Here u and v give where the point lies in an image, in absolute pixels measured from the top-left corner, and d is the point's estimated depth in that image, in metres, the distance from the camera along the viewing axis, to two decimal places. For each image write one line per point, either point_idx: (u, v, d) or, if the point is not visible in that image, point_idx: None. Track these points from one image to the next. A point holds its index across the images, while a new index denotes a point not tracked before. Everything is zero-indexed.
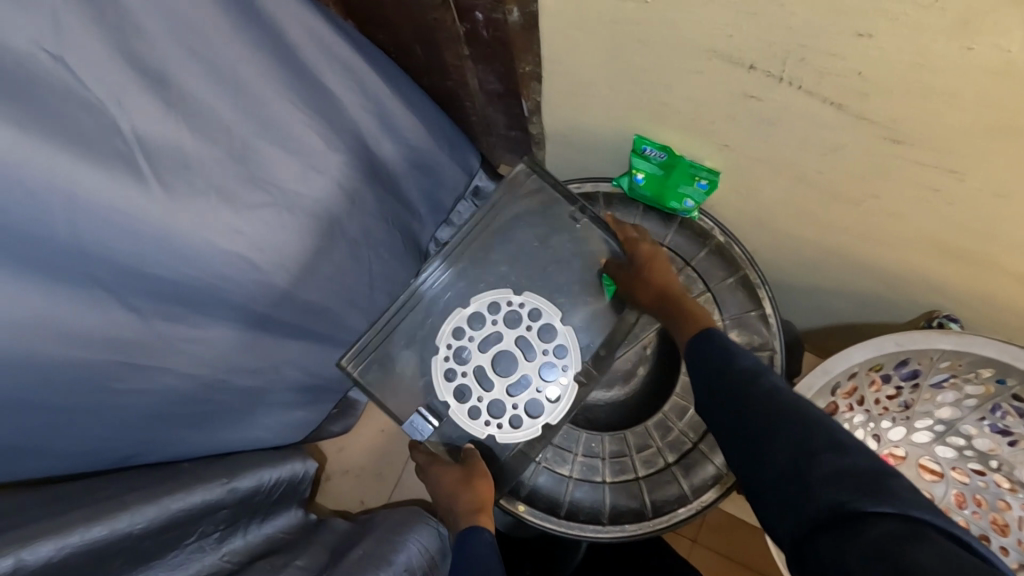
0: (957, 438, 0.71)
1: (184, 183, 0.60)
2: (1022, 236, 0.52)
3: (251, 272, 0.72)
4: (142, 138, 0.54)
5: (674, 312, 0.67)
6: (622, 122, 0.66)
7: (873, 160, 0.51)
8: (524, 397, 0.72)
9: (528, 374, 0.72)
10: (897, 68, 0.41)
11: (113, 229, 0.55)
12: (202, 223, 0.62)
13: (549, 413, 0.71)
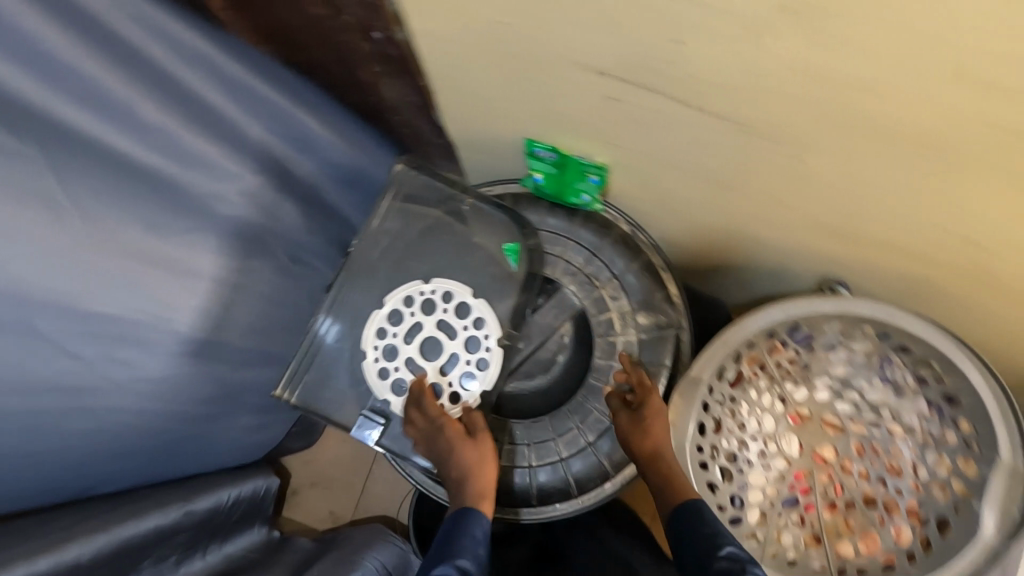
0: (852, 394, 0.77)
1: (99, 217, 0.67)
2: (876, 211, 0.58)
3: (182, 287, 0.79)
4: (57, 176, 0.62)
5: (664, 477, 0.68)
6: (514, 130, 0.70)
7: (746, 153, 0.56)
8: (457, 373, 0.73)
9: (455, 351, 0.74)
10: (733, 70, 0.45)
11: (37, 258, 0.63)
12: (122, 245, 0.70)
13: (482, 379, 0.73)
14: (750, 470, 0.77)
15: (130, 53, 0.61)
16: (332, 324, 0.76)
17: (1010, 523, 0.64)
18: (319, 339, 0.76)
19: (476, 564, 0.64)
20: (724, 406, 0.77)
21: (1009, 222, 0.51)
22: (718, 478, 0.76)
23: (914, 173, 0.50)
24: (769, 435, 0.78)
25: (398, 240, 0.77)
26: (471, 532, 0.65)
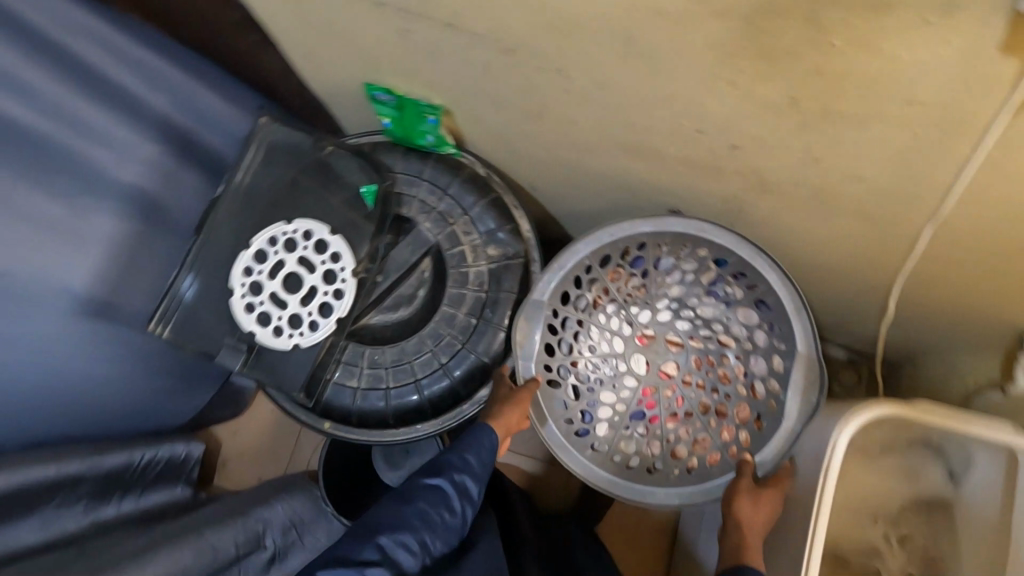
0: (689, 318, 0.83)
1: None
2: (653, 123, 0.64)
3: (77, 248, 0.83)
4: None
5: (737, 546, 0.70)
6: (350, 75, 0.77)
7: (523, 74, 0.62)
8: (317, 302, 0.80)
9: (313, 284, 0.80)
10: None
11: None
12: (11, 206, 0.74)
13: (339, 307, 0.80)
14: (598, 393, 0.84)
15: (43, 35, 0.71)
16: (194, 283, 0.79)
17: (809, 408, 0.74)
18: (179, 297, 0.78)
19: (482, 464, 0.73)
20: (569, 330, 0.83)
21: (741, 124, 0.58)
22: (567, 394, 0.83)
23: (651, 81, 0.56)
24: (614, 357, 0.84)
25: (261, 185, 0.81)
26: (481, 440, 0.74)
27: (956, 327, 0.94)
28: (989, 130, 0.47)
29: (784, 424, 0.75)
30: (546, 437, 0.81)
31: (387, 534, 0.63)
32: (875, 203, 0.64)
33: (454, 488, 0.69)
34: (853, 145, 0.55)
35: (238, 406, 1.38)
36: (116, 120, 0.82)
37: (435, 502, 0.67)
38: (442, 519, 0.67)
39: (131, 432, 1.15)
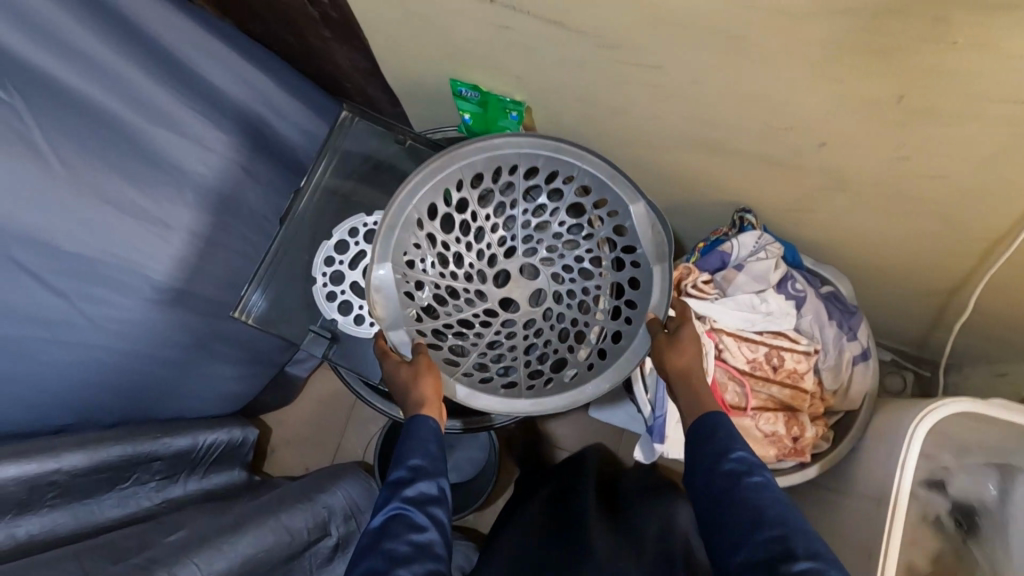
0: (541, 251, 0.83)
1: (74, 161, 0.73)
2: (742, 118, 0.66)
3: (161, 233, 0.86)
4: (32, 122, 0.68)
5: (692, 388, 0.66)
6: (435, 71, 0.80)
7: (620, 70, 0.65)
8: None
9: None
10: None
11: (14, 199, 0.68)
12: (101, 190, 0.77)
13: None
14: (523, 340, 0.80)
15: (128, 28, 0.74)
16: (262, 296, 0.84)
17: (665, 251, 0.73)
18: (251, 309, 0.83)
19: (432, 457, 0.65)
20: (428, 289, 0.78)
21: (836, 120, 0.60)
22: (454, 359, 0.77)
23: (754, 77, 0.58)
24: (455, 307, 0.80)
25: (335, 185, 0.86)
26: (423, 433, 0.66)
27: (1012, 332, 0.95)
28: None
29: (654, 270, 0.73)
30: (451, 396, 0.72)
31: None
32: (955, 198, 0.66)
33: (412, 501, 0.61)
34: (947, 140, 0.57)
35: (287, 394, 1.41)
36: (191, 106, 0.85)
37: (394, 529, 0.59)
38: (415, 540, 0.59)
39: (193, 414, 1.18)
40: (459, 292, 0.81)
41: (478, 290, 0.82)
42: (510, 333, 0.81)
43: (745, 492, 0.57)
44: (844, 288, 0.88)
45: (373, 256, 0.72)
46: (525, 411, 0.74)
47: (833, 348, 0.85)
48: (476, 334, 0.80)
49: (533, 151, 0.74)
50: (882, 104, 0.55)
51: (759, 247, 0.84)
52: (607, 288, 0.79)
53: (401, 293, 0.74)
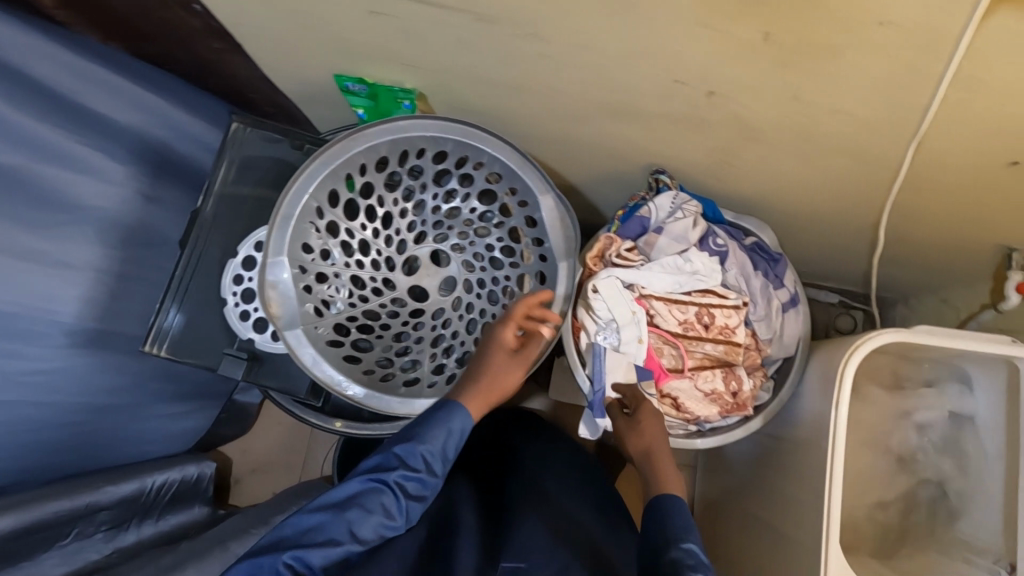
0: (453, 239, 0.81)
1: None
2: (632, 81, 0.63)
3: (65, 274, 0.82)
4: None
5: (652, 466, 0.73)
6: (318, 68, 0.75)
7: (500, 48, 0.62)
8: None
9: None
10: None
11: None
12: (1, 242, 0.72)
13: None
14: (429, 332, 0.78)
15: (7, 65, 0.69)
16: (178, 312, 0.80)
17: (570, 240, 0.76)
18: (167, 327, 0.79)
19: (442, 463, 0.66)
20: (332, 283, 0.76)
21: (725, 71, 0.58)
22: (357, 351, 0.75)
23: (634, 38, 0.56)
24: (357, 300, 0.77)
25: (240, 196, 0.82)
26: (447, 430, 0.66)
27: (942, 255, 0.96)
28: (966, 39, 0.47)
29: (561, 265, 0.75)
30: (350, 395, 0.70)
31: (298, 543, 0.59)
32: (857, 133, 0.64)
33: (398, 489, 0.63)
34: (833, 76, 0.55)
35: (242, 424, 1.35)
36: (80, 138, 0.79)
37: (370, 505, 0.62)
38: (375, 523, 0.62)
39: (138, 459, 1.13)
40: (365, 280, 0.78)
41: (386, 279, 0.80)
42: (417, 325, 0.79)
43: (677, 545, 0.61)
44: (767, 237, 0.88)
45: (267, 245, 0.70)
46: (423, 413, 0.71)
47: (763, 299, 0.85)
48: (380, 324, 0.78)
49: (439, 135, 0.73)
50: (765, 51, 0.53)
51: (674, 208, 0.83)
52: (516, 278, 0.79)
53: (298, 286, 0.72)
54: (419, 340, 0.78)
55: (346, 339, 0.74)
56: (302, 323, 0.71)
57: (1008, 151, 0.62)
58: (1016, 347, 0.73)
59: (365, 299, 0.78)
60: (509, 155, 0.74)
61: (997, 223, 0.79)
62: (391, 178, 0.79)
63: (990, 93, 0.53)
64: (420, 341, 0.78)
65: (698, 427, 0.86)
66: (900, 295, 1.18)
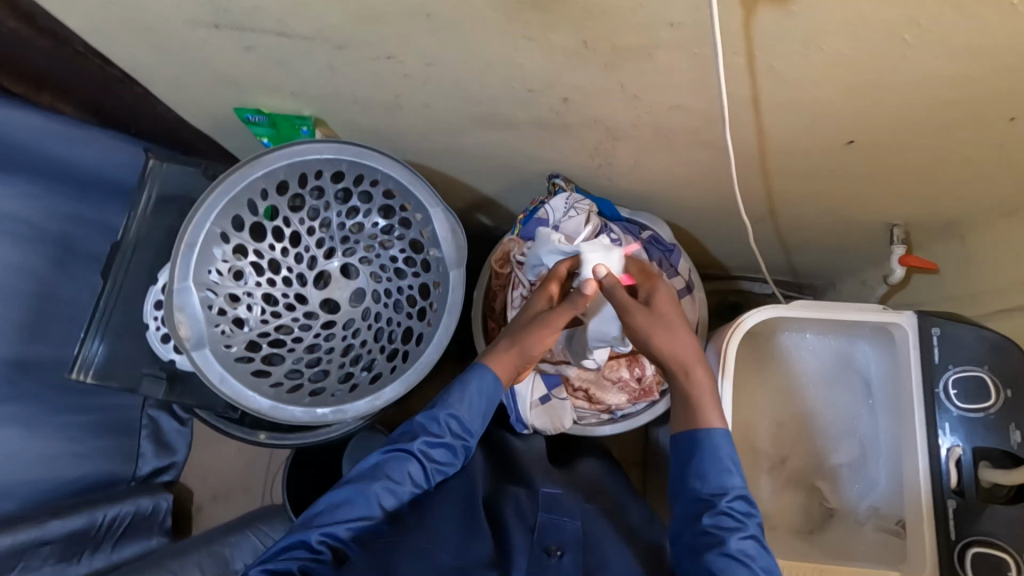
0: (360, 253, 0.85)
1: None
2: (490, 91, 0.69)
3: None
4: None
5: (681, 393, 0.67)
6: (221, 100, 0.82)
7: (366, 67, 0.68)
8: None
9: None
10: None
11: None
12: None
13: None
14: (341, 342, 0.83)
15: None
16: (102, 342, 0.85)
17: (461, 245, 0.81)
18: (91, 357, 0.84)
19: (463, 427, 0.72)
20: (242, 302, 0.80)
21: (565, 77, 0.64)
22: (267, 366, 0.79)
23: (474, 50, 0.62)
24: (270, 317, 0.81)
25: (155, 232, 0.88)
26: (460, 395, 0.71)
27: (842, 238, 1.00)
28: (744, 30, 0.53)
29: (453, 273, 0.81)
30: (254, 407, 0.74)
31: (331, 518, 0.64)
32: (705, 126, 0.70)
33: (422, 457, 0.69)
34: (654, 75, 0.61)
35: (175, 451, 1.32)
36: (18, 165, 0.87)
37: (396, 474, 0.67)
38: (401, 491, 0.67)
39: (81, 473, 1.10)
40: (277, 298, 0.83)
41: (298, 295, 0.84)
42: (329, 336, 0.84)
43: (710, 518, 0.62)
44: (661, 231, 0.94)
45: (173, 272, 0.74)
46: (328, 422, 0.75)
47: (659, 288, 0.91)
48: (293, 339, 0.82)
49: (333, 157, 0.78)
50: (585, 54, 0.59)
51: (568, 207, 0.87)
52: (418, 286, 0.84)
53: (206, 308, 0.76)
54: (331, 353, 0.82)
55: (256, 354, 0.78)
56: (208, 345, 0.75)
57: (843, 129, 0.68)
58: (887, 314, 0.76)
59: (278, 316, 0.82)
60: (400, 171, 0.79)
61: (867, 200, 0.85)
62: (297, 200, 0.83)
63: (788, 75, 0.59)
64: (331, 354, 0.82)
65: (609, 416, 0.89)
66: (828, 281, 1.21)
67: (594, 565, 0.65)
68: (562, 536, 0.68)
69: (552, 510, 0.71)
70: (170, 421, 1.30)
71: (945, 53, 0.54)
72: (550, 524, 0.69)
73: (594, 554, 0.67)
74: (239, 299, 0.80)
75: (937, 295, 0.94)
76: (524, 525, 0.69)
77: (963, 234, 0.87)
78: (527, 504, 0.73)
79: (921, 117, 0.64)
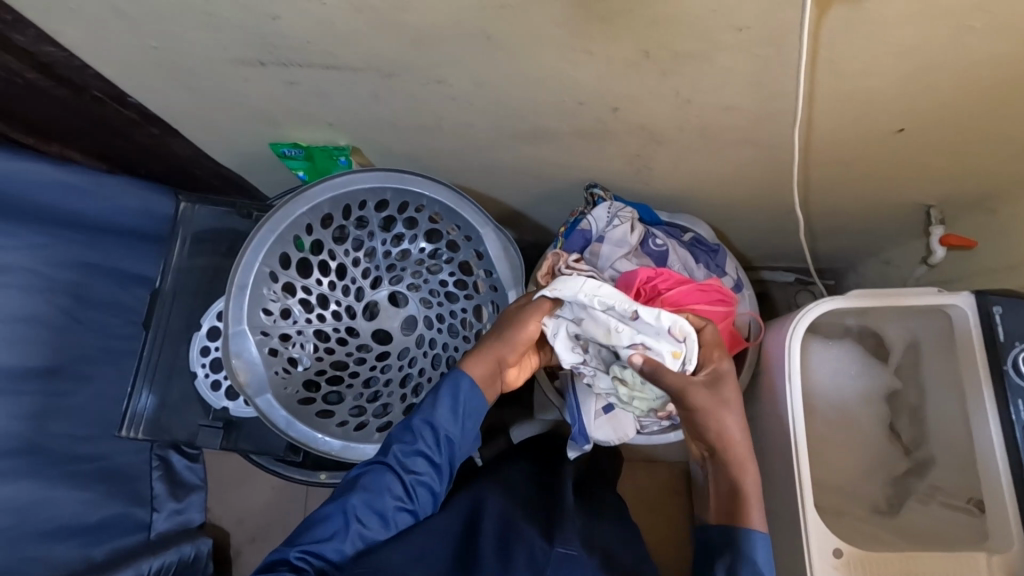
0: (407, 280, 0.84)
1: None
2: (536, 106, 0.69)
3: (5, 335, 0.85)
4: None
5: (734, 491, 0.68)
6: (251, 135, 0.80)
7: (411, 92, 0.67)
8: None
9: None
10: (342, 23, 0.56)
11: None
12: None
13: None
14: (398, 372, 0.82)
15: None
16: (149, 397, 0.83)
17: (515, 264, 0.80)
18: (139, 411, 0.82)
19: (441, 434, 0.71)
20: (296, 341, 0.78)
21: (617, 86, 0.64)
22: (329, 404, 0.78)
23: (527, 68, 0.61)
24: (326, 354, 0.80)
25: (193, 279, 0.86)
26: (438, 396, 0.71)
27: (872, 222, 1.01)
28: (809, 26, 0.53)
29: (511, 292, 0.79)
30: (325, 448, 0.73)
31: (311, 539, 0.65)
32: (753, 124, 0.70)
33: (398, 468, 0.69)
34: (709, 78, 0.61)
35: (191, 489, 1.19)
36: (27, 212, 0.85)
37: (376, 486, 0.68)
38: (383, 501, 0.68)
39: (100, 519, 1.00)
40: (329, 334, 0.81)
41: (349, 328, 0.82)
42: (385, 367, 0.82)
43: None
44: (702, 231, 0.94)
45: (226, 316, 0.73)
46: None
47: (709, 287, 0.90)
48: (350, 373, 0.81)
49: (377, 185, 0.77)
50: (641, 62, 0.59)
51: (612, 215, 0.87)
52: (472, 309, 0.82)
53: (261, 350, 0.75)
54: (390, 384, 0.81)
55: (317, 394, 0.77)
56: (268, 389, 0.74)
57: (892, 117, 0.68)
58: (942, 296, 0.77)
59: (333, 352, 0.81)
60: (447, 194, 0.78)
61: (903, 182, 0.85)
62: (340, 232, 0.82)
63: (845, 68, 0.59)
64: (390, 385, 0.81)
65: (670, 422, 0.87)
66: (850, 264, 1.22)
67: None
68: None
69: (565, 571, 0.65)
70: (181, 458, 1.17)
71: (1007, 38, 0.54)
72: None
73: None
74: (294, 340, 0.78)
75: (969, 271, 0.94)
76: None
77: (995, 209, 0.89)
78: (540, 553, 0.67)
79: (972, 100, 0.65)
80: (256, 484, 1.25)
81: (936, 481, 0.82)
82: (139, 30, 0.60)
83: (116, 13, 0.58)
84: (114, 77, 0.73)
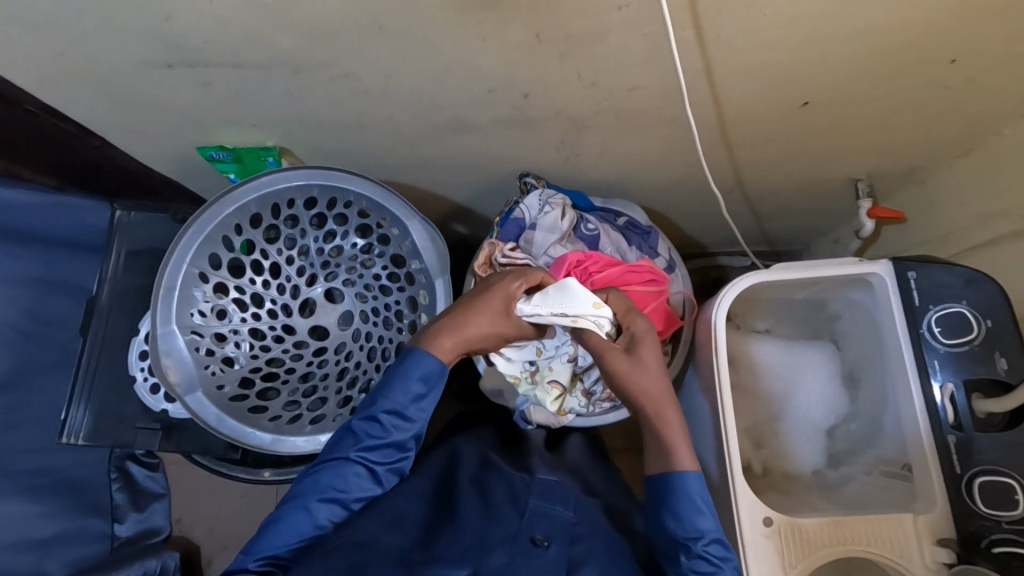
0: (342, 276, 0.85)
1: None
2: (451, 96, 0.70)
3: None
4: None
5: (657, 438, 0.68)
6: (180, 141, 0.82)
7: (324, 88, 0.68)
8: None
9: None
10: (240, 22, 0.58)
11: None
12: None
13: None
14: (335, 367, 0.83)
15: None
16: (85, 407, 0.83)
17: (442, 255, 0.82)
18: (76, 422, 0.83)
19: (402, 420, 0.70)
20: (230, 341, 0.79)
21: (523, 72, 0.65)
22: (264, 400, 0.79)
23: (431, 57, 0.63)
24: (261, 352, 0.81)
25: (131, 285, 0.87)
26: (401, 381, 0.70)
27: (812, 200, 1.02)
28: (689, 3, 0.55)
29: (437, 281, 0.82)
30: (257, 443, 0.76)
31: (275, 540, 0.63)
32: (665, 105, 0.72)
33: (363, 459, 0.68)
34: (609, 60, 0.63)
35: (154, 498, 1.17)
36: None
37: (344, 478, 0.66)
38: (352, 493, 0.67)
39: (59, 531, 0.99)
40: (265, 332, 0.82)
41: (285, 326, 0.83)
42: (322, 362, 0.84)
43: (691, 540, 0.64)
44: (636, 215, 0.95)
45: (154, 318, 0.74)
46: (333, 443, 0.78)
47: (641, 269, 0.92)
48: (286, 370, 0.82)
49: (303, 183, 0.78)
50: (539, 47, 0.61)
51: (544, 203, 0.89)
52: (406, 300, 0.84)
53: (193, 350, 0.76)
54: (326, 377, 0.83)
55: (251, 391, 0.79)
56: (200, 389, 0.76)
57: (798, 92, 0.70)
58: (862, 266, 0.78)
59: (269, 350, 0.82)
60: (372, 189, 0.79)
61: (826, 157, 0.87)
62: (273, 231, 0.83)
63: (736, 44, 0.61)
64: (327, 378, 0.83)
65: (612, 402, 0.89)
66: (803, 244, 1.23)
67: (576, 559, 0.65)
68: (550, 526, 0.69)
69: (545, 498, 0.72)
70: (140, 468, 1.16)
71: (882, 5, 0.56)
72: (540, 511, 0.70)
73: (579, 548, 0.67)
74: (227, 339, 0.79)
75: (906, 242, 0.96)
76: (514, 509, 0.71)
77: (923, 178, 0.90)
78: (522, 491, 0.74)
79: (869, 68, 0.66)
80: (225, 493, 1.25)
81: (876, 448, 0.83)
82: (45, 38, 0.62)
83: (19, 22, 0.59)
84: (39, 91, 0.74)
